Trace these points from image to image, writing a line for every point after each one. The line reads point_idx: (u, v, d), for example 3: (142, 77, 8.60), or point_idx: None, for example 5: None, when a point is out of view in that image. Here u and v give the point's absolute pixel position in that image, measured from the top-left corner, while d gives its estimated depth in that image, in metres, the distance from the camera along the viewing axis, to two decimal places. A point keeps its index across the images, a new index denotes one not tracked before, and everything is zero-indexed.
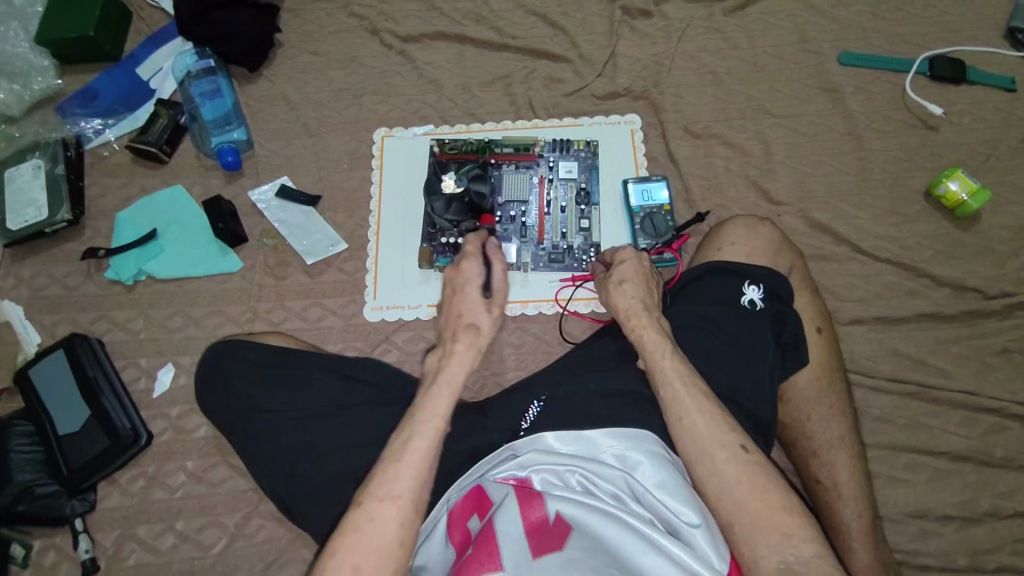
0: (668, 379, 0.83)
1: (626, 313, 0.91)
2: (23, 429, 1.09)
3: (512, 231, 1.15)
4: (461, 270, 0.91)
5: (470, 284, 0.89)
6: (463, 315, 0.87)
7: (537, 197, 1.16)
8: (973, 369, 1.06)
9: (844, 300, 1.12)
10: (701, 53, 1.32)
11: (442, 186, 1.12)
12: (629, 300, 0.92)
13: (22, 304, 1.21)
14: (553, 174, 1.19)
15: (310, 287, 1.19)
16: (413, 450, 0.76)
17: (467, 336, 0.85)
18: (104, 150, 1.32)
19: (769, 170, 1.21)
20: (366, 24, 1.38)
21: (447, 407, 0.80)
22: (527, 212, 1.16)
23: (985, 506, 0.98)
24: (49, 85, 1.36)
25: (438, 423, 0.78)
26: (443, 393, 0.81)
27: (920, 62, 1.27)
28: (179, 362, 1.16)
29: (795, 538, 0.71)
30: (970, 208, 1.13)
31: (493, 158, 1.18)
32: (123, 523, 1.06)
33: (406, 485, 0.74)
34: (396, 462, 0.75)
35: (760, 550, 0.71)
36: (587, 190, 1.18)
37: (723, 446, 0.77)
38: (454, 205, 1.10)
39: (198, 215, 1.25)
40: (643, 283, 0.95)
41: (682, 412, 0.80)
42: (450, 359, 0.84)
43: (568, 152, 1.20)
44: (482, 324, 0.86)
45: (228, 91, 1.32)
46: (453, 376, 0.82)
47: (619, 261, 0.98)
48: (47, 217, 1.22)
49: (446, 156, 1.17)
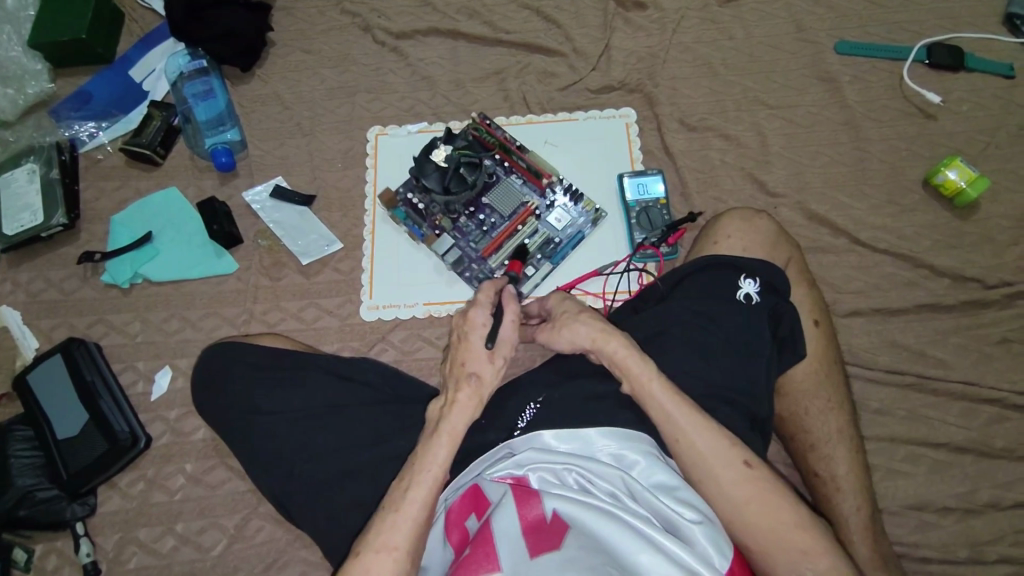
0: (664, 403, 0.81)
1: (583, 346, 0.88)
2: (23, 434, 1.09)
3: (472, 230, 1.12)
4: (469, 317, 0.88)
5: (476, 334, 0.86)
6: (467, 362, 0.85)
7: (517, 218, 1.11)
8: (973, 360, 1.06)
9: (843, 291, 1.11)
10: (696, 44, 1.31)
11: (433, 154, 1.08)
12: (592, 330, 0.88)
13: (19, 309, 1.21)
14: (546, 211, 1.13)
15: (306, 287, 1.18)
16: (409, 502, 0.76)
17: (470, 385, 0.84)
18: (99, 153, 1.32)
19: (766, 162, 1.21)
20: (358, 22, 1.37)
21: (445, 459, 0.79)
22: (496, 226, 1.11)
23: (985, 497, 0.98)
24: (43, 89, 1.35)
25: (435, 474, 0.78)
26: (442, 444, 0.80)
27: (918, 49, 1.26)
28: (177, 365, 1.16)
29: (811, 554, 0.72)
30: (969, 197, 1.12)
31: (508, 161, 1.14)
32: (123, 526, 1.06)
33: (402, 537, 0.74)
34: (394, 512, 0.76)
35: (777, 566, 0.73)
36: (558, 245, 1.12)
37: (727, 466, 0.77)
38: (439, 176, 1.07)
39: (194, 219, 1.25)
40: (588, 313, 0.91)
41: (679, 434, 0.79)
42: (453, 409, 0.82)
43: (576, 202, 1.14)
44: (485, 375, 0.85)
45: (221, 92, 1.32)
46: (455, 428, 0.81)
47: (557, 308, 0.93)
48: (42, 222, 1.22)
49: (470, 139, 1.14)
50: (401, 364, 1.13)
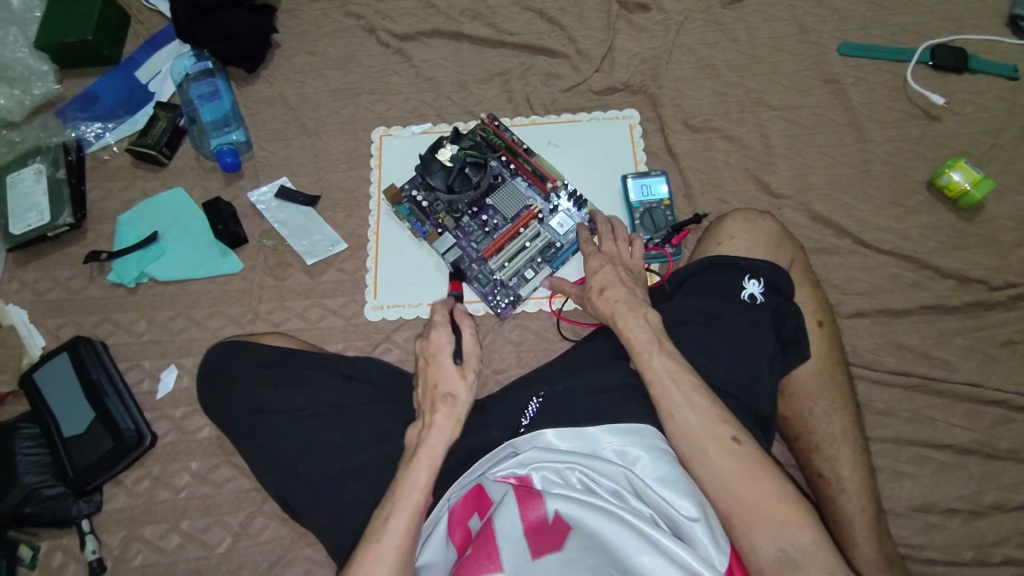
0: (657, 378, 0.82)
1: (612, 316, 0.90)
2: (29, 432, 1.10)
3: (474, 230, 1.11)
4: (432, 340, 0.90)
5: (443, 354, 0.88)
6: (439, 384, 0.87)
7: (520, 220, 1.10)
8: (977, 360, 1.06)
9: (847, 292, 1.11)
10: (700, 46, 1.31)
11: (438, 154, 1.06)
12: (613, 304, 0.91)
13: (26, 308, 1.21)
14: (549, 215, 1.12)
15: (311, 287, 1.19)
16: (391, 529, 0.76)
17: (445, 406, 0.85)
18: (105, 154, 1.32)
19: (769, 163, 1.21)
20: (363, 23, 1.38)
21: (424, 484, 0.79)
22: (499, 227, 1.11)
23: (990, 499, 0.97)
24: (50, 90, 1.36)
25: (415, 500, 0.78)
26: (421, 470, 0.80)
27: (922, 51, 1.26)
28: (182, 364, 1.16)
29: (791, 526, 0.71)
30: (973, 198, 1.12)
31: (515, 164, 1.14)
32: (129, 524, 1.07)
33: (386, 568, 0.74)
34: (376, 542, 0.76)
35: (756, 541, 0.71)
36: (558, 250, 1.11)
37: (715, 439, 0.77)
38: (444, 176, 1.05)
39: (199, 219, 1.25)
40: (621, 282, 0.94)
41: (672, 409, 0.80)
42: (430, 431, 0.83)
43: (580, 210, 1.12)
44: (460, 393, 0.86)
45: (227, 93, 1.32)
46: (434, 450, 0.81)
47: (594, 271, 0.96)
48: (48, 222, 1.22)
49: (478, 139, 1.15)
50: (405, 363, 1.13)
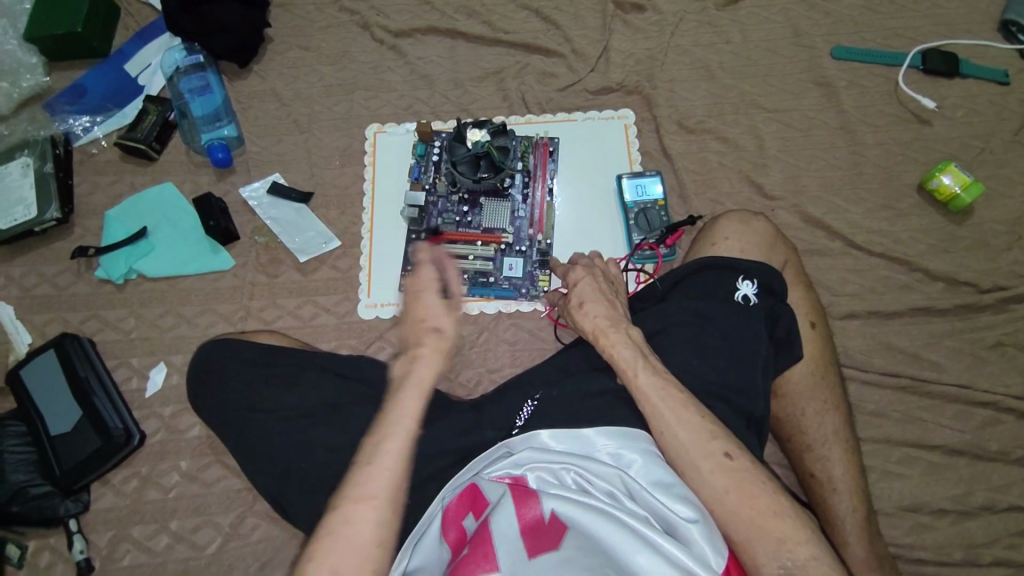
0: (644, 396, 0.82)
1: (594, 332, 0.90)
2: (17, 430, 1.08)
3: (450, 213, 1.16)
4: (419, 276, 0.89)
5: (429, 290, 0.87)
6: (424, 319, 0.85)
7: (485, 236, 1.13)
8: (965, 363, 1.07)
9: (838, 294, 1.12)
10: (695, 47, 1.31)
11: (467, 140, 1.10)
12: (593, 320, 0.91)
13: (12, 304, 1.20)
14: (509, 253, 1.13)
15: (303, 286, 1.18)
16: (384, 454, 0.75)
17: (431, 340, 0.84)
18: (93, 147, 1.31)
19: (763, 165, 1.21)
20: (357, 19, 1.37)
21: (415, 410, 0.79)
22: (468, 223, 1.15)
23: (978, 500, 0.99)
24: (38, 82, 1.34)
25: (406, 426, 0.77)
26: (410, 396, 0.80)
27: (913, 56, 1.27)
28: (171, 362, 1.15)
29: (790, 543, 0.71)
30: (962, 202, 1.13)
31: (533, 189, 1.17)
32: (116, 524, 1.06)
33: (382, 485, 0.73)
34: (370, 464, 0.75)
35: (759, 559, 0.72)
36: (489, 282, 1.13)
37: (706, 456, 0.77)
38: (461, 157, 1.10)
39: (190, 215, 1.24)
40: (603, 298, 0.93)
41: (663, 426, 0.80)
42: (416, 362, 0.82)
43: (539, 266, 1.13)
44: (446, 328, 0.85)
45: (218, 87, 1.31)
46: (420, 379, 0.81)
47: (573, 285, 0.96)
48: (35, 217, 1.21)
49: (523, 147, 1.19)
50: None
